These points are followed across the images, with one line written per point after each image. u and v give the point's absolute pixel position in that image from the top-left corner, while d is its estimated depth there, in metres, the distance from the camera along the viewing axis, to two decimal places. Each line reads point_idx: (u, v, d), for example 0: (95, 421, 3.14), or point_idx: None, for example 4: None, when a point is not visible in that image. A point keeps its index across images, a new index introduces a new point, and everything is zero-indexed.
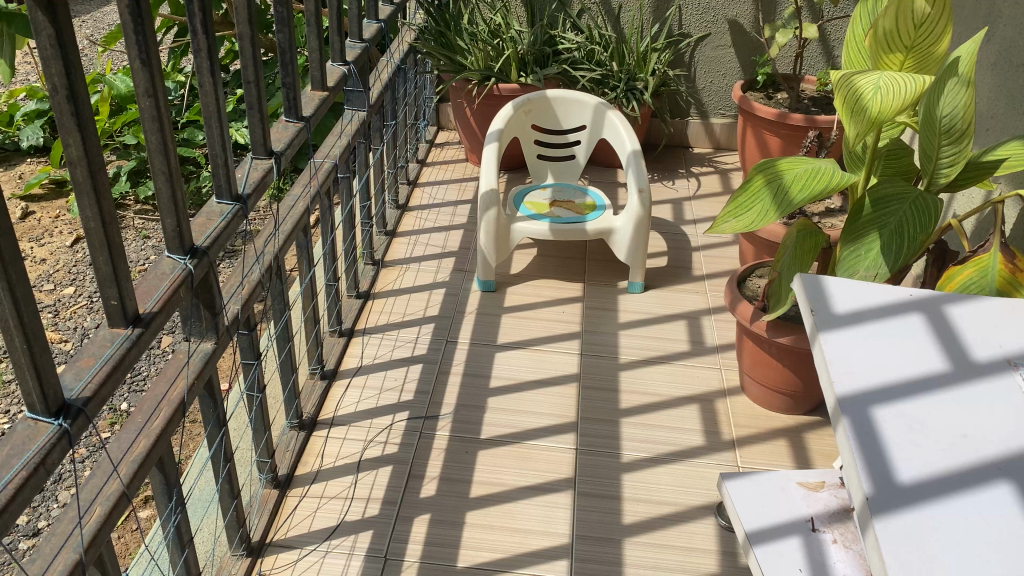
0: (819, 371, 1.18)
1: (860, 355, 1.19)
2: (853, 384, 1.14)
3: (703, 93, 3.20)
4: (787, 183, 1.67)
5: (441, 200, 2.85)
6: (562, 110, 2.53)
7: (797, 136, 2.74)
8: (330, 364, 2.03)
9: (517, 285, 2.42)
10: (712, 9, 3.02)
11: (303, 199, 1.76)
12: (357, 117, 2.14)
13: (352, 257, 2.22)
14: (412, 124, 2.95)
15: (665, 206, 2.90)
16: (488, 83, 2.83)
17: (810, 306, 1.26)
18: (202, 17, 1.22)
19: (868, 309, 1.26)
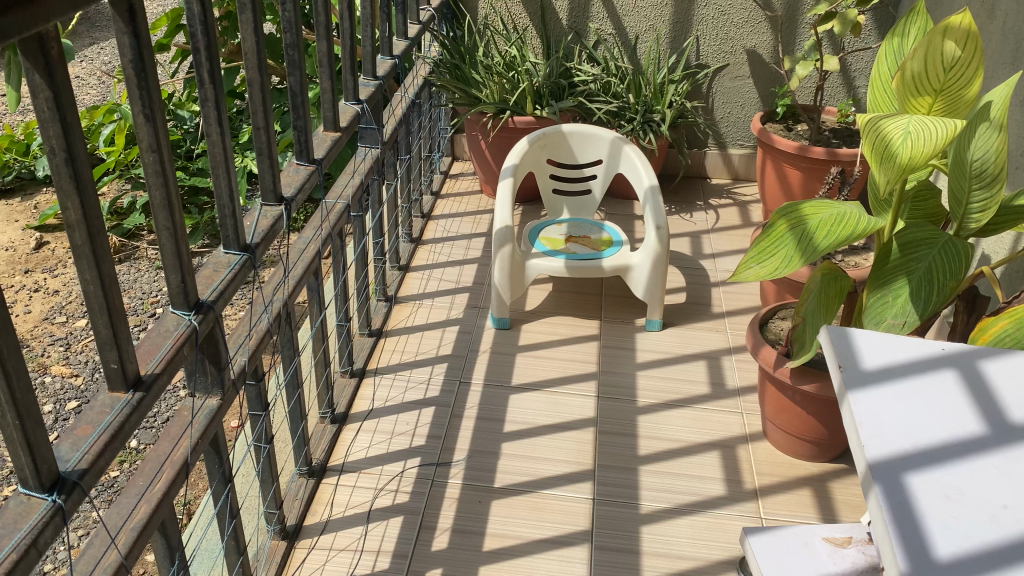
0: (848, 432, 1.12)
1: (892, 415, 1.13)
2: (886, 447, 1.08)
3: (721, 124, 3.16)
4: (811, 228, 1.62)
5: (456, 233, 2.82)
6: (579, 145, 2.49)
7: (818, 169, 2.69)
8: (341, 407, 1.99)
9: (533, 323, 2.37)
10: (730, 39, 2.99)
11: (314, 242, 1.72)
12: (370, 155, 2.11)
13: (365, 295, 2.18)
14: (426, 156, 2.93)
15: (683, 239, 2.85)
16: (503, 116, 2.80)
17: (838, 362, 1.20)
18: (209, 66, 1.20)
19: (899, 365, 1.20)
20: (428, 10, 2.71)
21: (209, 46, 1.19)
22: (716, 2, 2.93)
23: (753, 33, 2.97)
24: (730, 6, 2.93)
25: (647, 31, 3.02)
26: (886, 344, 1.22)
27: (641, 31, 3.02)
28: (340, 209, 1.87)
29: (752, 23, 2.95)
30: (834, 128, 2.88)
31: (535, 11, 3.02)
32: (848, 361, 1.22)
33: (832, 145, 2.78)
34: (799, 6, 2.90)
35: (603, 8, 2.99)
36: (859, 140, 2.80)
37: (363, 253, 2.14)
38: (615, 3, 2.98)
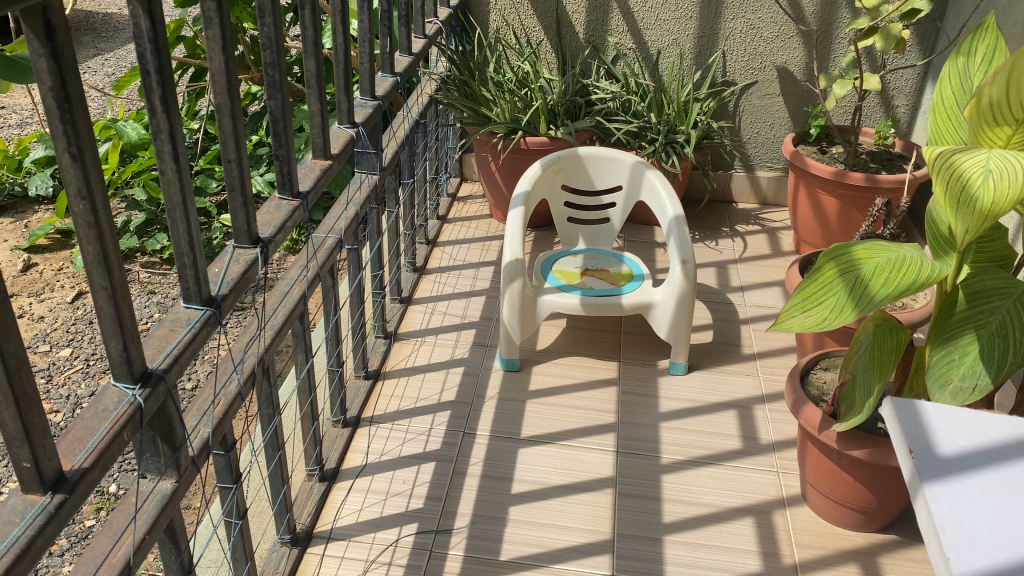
0: (926, 533, 1.00)
1: (974, 514, 1.01)
2: (973, 554, 0.96)
3: (748, 145, 2.96)
4: (864, 274, 1.41)
5: (463, 261, 2.62)
6: (596, 169, 2.29)
7: (856, 196, 2.49)
8: (331, 463, 1.79)
9: (545, 364, 2.16)
10: (759, 55, 2.79)
11: (298, 285, 1.53)
12: (369, 181, 1.92)
13: (361, 333, 1.98)
14: (432, 177, 2.74)
15: (708, 270, 2.64)
16: (514, 136, 2.61)
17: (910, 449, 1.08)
18: (163, 91, 1.00)
19: (976, 454, 1.08)
20: (435, 22, 2.53)
21: (164, 68, 0.99)
22: (745, 14, 2.73)
23: (784, 48, 2.77)
24: (760, 19, 2.73)
25: (670, 45, 2.82)
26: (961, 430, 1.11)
27: (664, 45, 2.82)
28: (332, 244, 1.67)
29: (783, 38, 2.75)
30: (871, 151, 2.67)
31: (550, 23, 2.83)
32: (918, 445, 1.10)
33: (870, 169, 2.57)
34: (834, 20, 2.70)
35: (622, 20, 2.80)
36: (899, 164, 2.60)
37: (360, 288, 1.95)
38: (636, 15, 2.78)
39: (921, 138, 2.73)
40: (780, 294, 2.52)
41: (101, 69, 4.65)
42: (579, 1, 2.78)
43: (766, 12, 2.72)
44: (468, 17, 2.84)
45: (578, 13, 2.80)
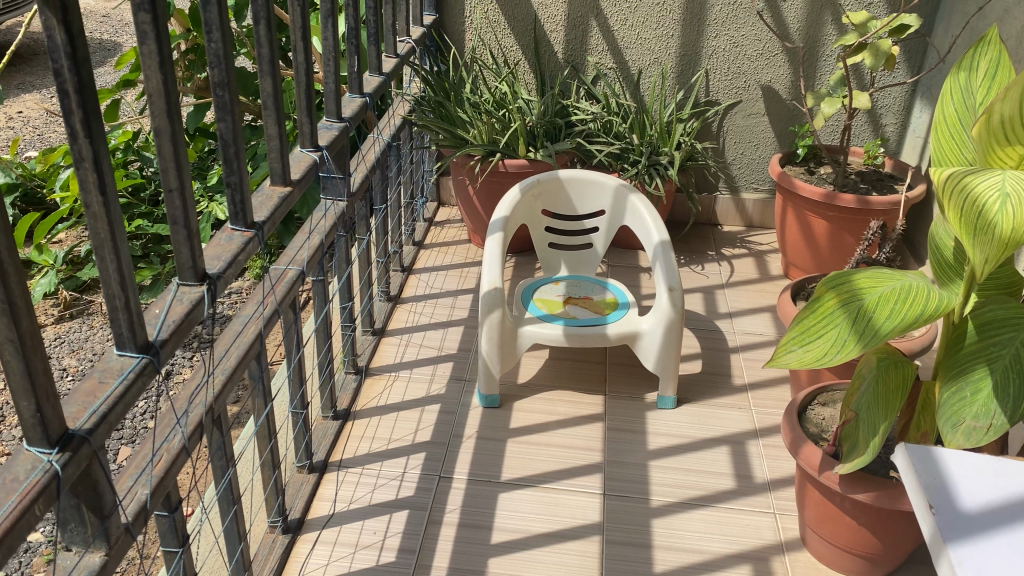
0: None
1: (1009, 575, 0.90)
2: None
3: (733, 166, 2.87)
4: (867, 305, 1.31)
5: (439, 290, 2.50)
6: (577, 193, 2.18)
7: (847, 219, 2.40)
8: (295, 513, 1.66)
9: (527, 399, 2.04)
10: (743, 73, 2.71)
11: (253, 322, 1.41)
12: (336, 209, 1.81)
13: (329, 370, 1.86)
14: (407, 202, 2.62)
15: (696, 296, 2.53)
16: (492, 159, 2.50)
17: (929, 503, 0.97)
18: (85, 114, 0.88)
19: (1003, 506, 0.98)
20: (407, 41, 2.43)
21: (84, 87, 0.87)
22: (728, 32, 2.65)
23: (769, 66, 2.69)
24: (744, 37, 2.65)
25: (652, 64, 2.73)
26: (982, 482, 1.01)
27: (645, 64, 2.73)
28: (295, 275, 1.54)
29: (768, 55, 2.67)
30: (860, 170, 2.60)
31: (527, 42, 2.73)
32: (938, 499, 0.99)
33: (860, 190, 2.50)
34: (820, 37, 2.62)
35: (602, 38, 2.71)
36: (890, 185, 2.53)
37: (327, 322, 1.83)
38: (616, 33, 2.69)
39: (910, 157, 2.65)
40: (770, 320, 2.42)
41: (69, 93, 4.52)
42: (557, 19, 2.69)
43: (749, 29, 2.64)
44: (443, 36, 2.75)
45: (557, 32, 2.71)
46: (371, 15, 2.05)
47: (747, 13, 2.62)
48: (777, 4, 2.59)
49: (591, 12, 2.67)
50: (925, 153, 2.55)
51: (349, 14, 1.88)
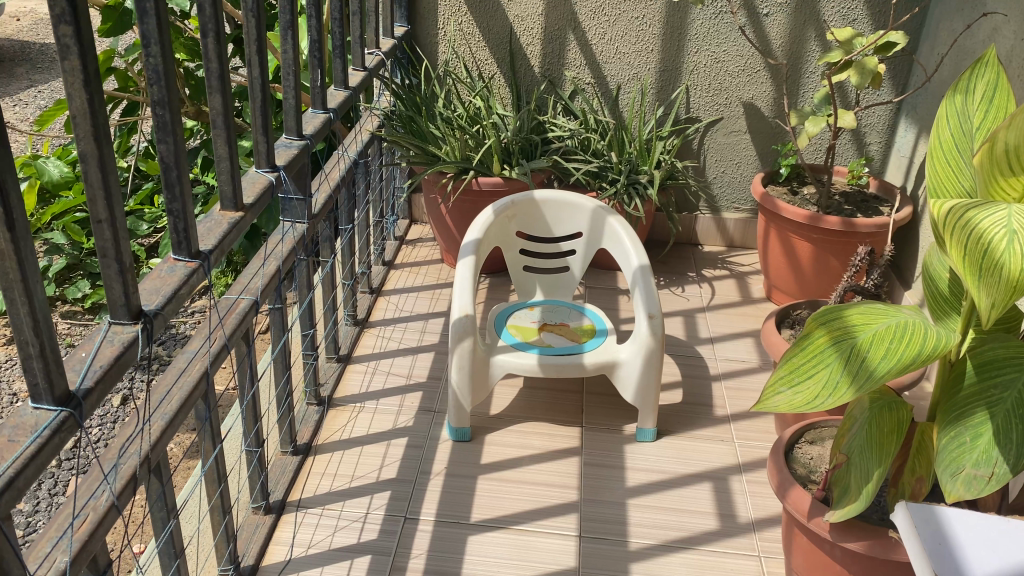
0: None
1: None
2: None
3: (714, 185, 2.79)
4: (860, 344, 1.23)
5: (409, 313, 2.40)
6: (553, 214, 2.08)
7: (832, 241, 2.32)
8: (247, 560, 1.55)
9: (500, 431, 1.94)
10: (724, 90, 2.64)
11: (199, 359, 1.30)
12: (296, 232, 1.71)
13: (289, 402, 1.76)
14: (376, 220, 2.52)
15: (676, 319, 2.45)
16: (465, 177, 2.40)
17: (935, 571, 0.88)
18: None
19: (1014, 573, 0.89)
20: (377, 54, 2.33)
21: None
22: (710, 47, 2.58)
23: (751, 83, 2.61)
24: (725, 52, 2.58)
25: (631, 79, 2.65)
26: (988, 545, 0.93)
27: (624, 79, 2.65)
28: (248, 304, 1.45)
29: (750, 72, 2.60)
30: (844, 191, 2.53)
31: (503, 56, 2.64)
32: (944, 566, 0.90)
33: (845, 211, 2.43)
34: (803, 53, 2.55)
35: (580, 53, 2.62)
36: (875, 207, 2.46)
37: (286, 351, 1.73)
38: (594, 48, 2.61)
39: (894, 177, 2.59)
40: (752, 346, 2.34)
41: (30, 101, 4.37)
42: (534, 32, 2.61)
43: (731, 45, 2.57)
44: (415, 49, 2.65)
45: (533, 46, 2.63)
46: (336, 27, 1.95)
47: (729, 28, 2.54)
48: (760, 20, 2.52)
49: (569, 25, 2.58)
50: (910, 173, 2.48)
51: (312, 26, 1.78)
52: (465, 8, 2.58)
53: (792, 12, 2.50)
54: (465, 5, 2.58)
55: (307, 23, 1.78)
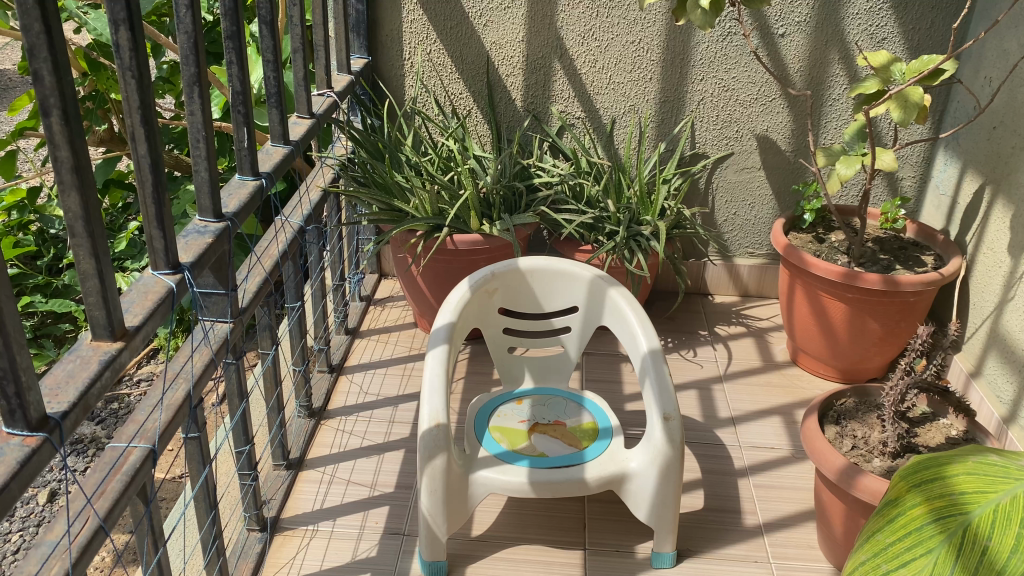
0: None
1: None
2: None
3: (724, 228, 2.45)
4: (975, 525, 0.95)
5: (376, 396, 2.04)
6: (542, 287, 1.73)
7: (871, 301, 1.97)
8: None
9: (484, 560, 1.59)
10: (734, 121, 2.30)
11: (58, 558, 0.95)
12: (217, 335, 1.35)
13: (216, 547, 1.40)
14: (337, 284, 2.16)
15: (689, 393, 2.09)
16: (438, 234, 2.04)
17: None
18: None
19: None
20: (328, 95, 1.97)
21: None
22: (717, 73, 2.23)
23: (765, 113, 2.28)
24: (735, 79, 2.24)
25: (627, 112, 2.31)
26: None
27: (618, 112, 2.31)
28: (143, 453, 1.10)
29: (764, 100, 2.26)
30: (877, 236, 2.20)
31: (479, 89, 2.30)
32: None
33: (880, 262, 2.10)
34: (825, 79, 2.23)
35: (567, 83, 2.28)
36: (915, 257, 2.11)
37: (210, 486, 1.37)
38: (583, 77, 2.27)
39: (933, 218, 2.25)
40: (781, 426, 1.99)
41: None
42: (514, 62, 2.26)
43: (742, 71, 2.22)
44: (378, 83, 2.30)
45: (514, 76, 2.28)
46: (269, 70, 1.58)
47: (739, 51, 2.20)
48: (774, 41, 2.19)
49: (554, 52, 2.24)
50: (953, 215, 2.15)
51: (232, 75, 1.39)
52: (434, 35, 2.23)
53: (812, 33, 2.18)
54: (434, 32, 2.23)
55: (227, 71, 1.40)
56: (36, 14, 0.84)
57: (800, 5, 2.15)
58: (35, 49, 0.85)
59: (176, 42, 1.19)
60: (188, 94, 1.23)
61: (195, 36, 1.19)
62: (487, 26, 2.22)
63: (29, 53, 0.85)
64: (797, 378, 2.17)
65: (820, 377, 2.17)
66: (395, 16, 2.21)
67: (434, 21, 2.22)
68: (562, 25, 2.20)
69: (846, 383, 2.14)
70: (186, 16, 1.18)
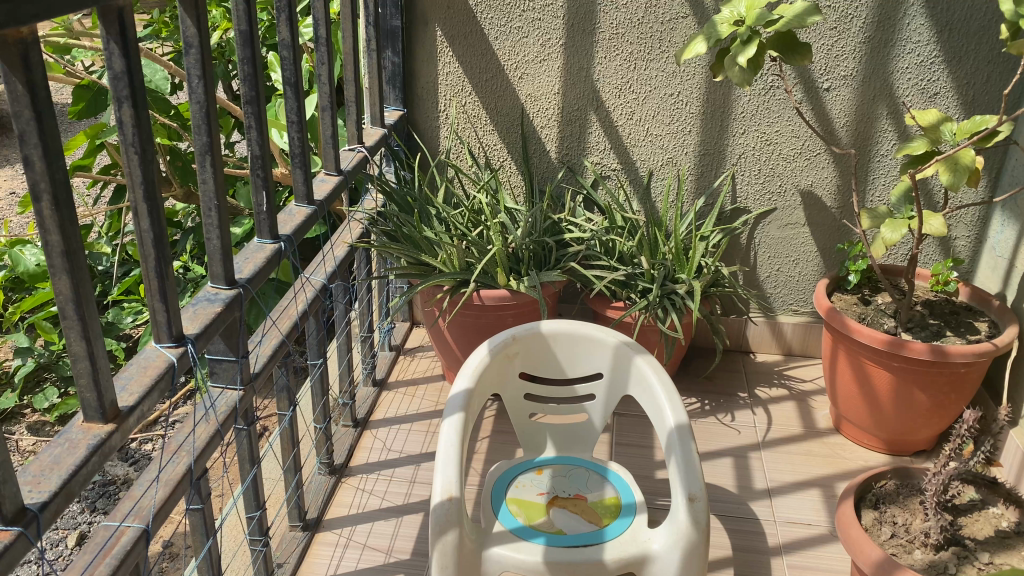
0: None
1: None
2: None
3: (766, 284, 2.36)
4: None
5: (398, 454, 1.99)
6: (566, 352, 1.67)
7: (918, 371, 1.86)
8: None
9: None
10: (777, 176, 2.22)
11: None
12: (224, 405, 1.33)
13: None
14: (365, 337, 2.13)
15: (724, 460, 2.01)
16: (465, 290, 2.00)
17: None
18: None
19: None
20: (359, 150, 1.96)
21: None
22: (759, 127, 2.16)
23: (809, 168, 2.19)
24: (778, 133, 2.16)
25: (665, 165, 2.25)
26: None
27: (655, 165, 2.25)
28: (135, 533, 1.08)
29: (808, 155, 2.18)
30: (927, 299, 2.09)
31: (514, 140, 2.27)
32: None
33: (929, 327, 2.00)
34: (873, 134, 2.14)
35: (603, 135, 2.23)
36: (968, 324, 2.00)
37: (213, 558, 1.34)
38: (620, 130, 2.22)
39: (988, 281, 2.14)
40: (820, 501, 1.89)
41: (18, 158, 4.06)
42: (549, 114, 2.23)
43: (785, 124, 2.15)
44: (412, 135, 2.29)
45: (549, 128, 2.24)
46: (293, 132, 1.57)
47: (782, 105, 2.13)
48: (819, 95, 2.12)
49: (591, 104, 2.20)
50: (1010, 280, 2.03)
51: (251, 139, 1.38)
52: (469, 87, 2.22)
53: (859, 87, 2.10)
54: (469, 83, 2.21)
55: (245, 135, 1.39)
56: (26, 101, 0.82)
57: (846, 58, 2.07)
58: (25, 136, 0.83)
59: (189, 113, 1.19)
60: (200, 164, 1.21)
61: (207, 107, 1.18)
62: (523, 78, 2.19)
63: (19, 140, 0.83)
64: (840, 448, 2.06)
65: (864, 447, 2.06)
66: (431, 68, 2.21)
67: (470, 73, 2.20)
68: (598, 77, 2.16)
69: (892, 454, 2.03)
70: (198, 87, 1.17)
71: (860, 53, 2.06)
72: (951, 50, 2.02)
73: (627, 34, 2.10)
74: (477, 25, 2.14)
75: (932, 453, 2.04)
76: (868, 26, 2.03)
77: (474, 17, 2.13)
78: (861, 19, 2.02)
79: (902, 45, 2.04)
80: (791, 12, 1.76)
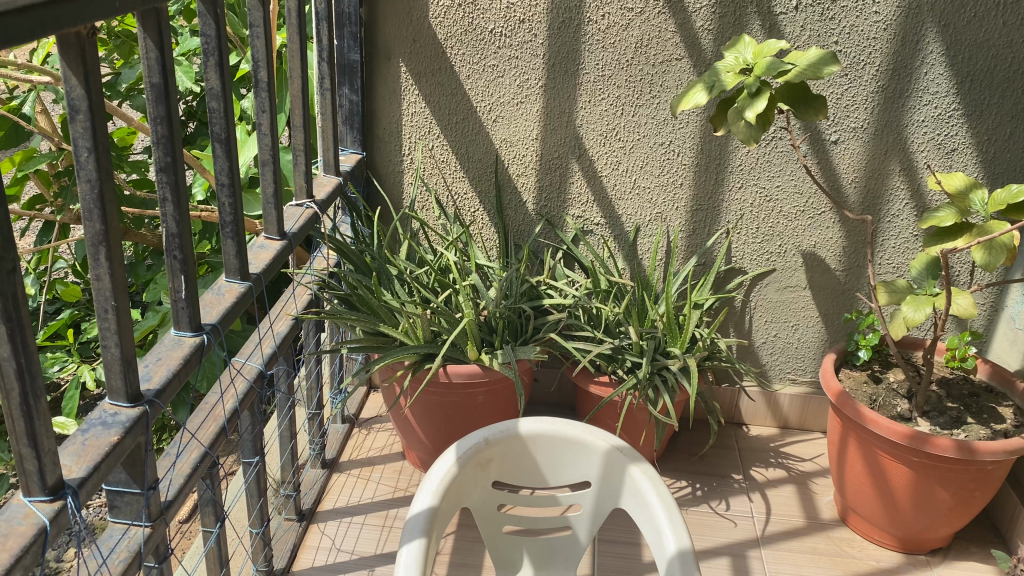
0: None
1: None
2: None
3: (762, 351, 2.15)
4: None
5: (349, 554, 1.74)
6: (548, 456, 1.43)
7: (941, 466, 1.65)
8: None
9: None
10: (777, 235, 2.00)
11: None
12: (124, 550, 1.06)
13: None
14: (315, 413, 1.87)
15: (721, 560, 1.78)
16: (430, 366, 1.75)
17: None
18: None
19: None
20: (307, 206, 1.70)
21: None
22: (759, 181, 1.95)
23: (813, 227, 1.98)
24: (780, 188, 1.95)
25: (653, 219, 2.02)
26: None
27: (643, 220, 2.03)
28: None
29: (811, 213, 1.96)
30: (943, 377, 1.89)
31: (487, 188, 2.03)
32: None
33: (948, 412, 1.79)
34: (882, 191, 1.94)
35: (586, 186, 2.00)
36: (991, 409, 1.79)
37: None
38: (604, 180, 1.99)
39: (1007, 355, 1.94)
40: None
41: None
42: (526, 161, 1.99)
43: (787, 179, 1.93)
44: (372, 182, 2.04)
45: (526, 176, 2.01)
46: (224, 196, 1.31)
47: (785, 158, 1.91)
48: (825, 148, 1.91)
49: (572, 152, 1.97)
50: None
51: (166, 214, 1.12)
52: (437, 129, 1.97)
53: (869, 140, 1.89)
54: (437, 125, 1.97)
55: (159, 209, 1.13)
56: None
57: (857, 109, 1.86)
58: None
59: (77, 193, 0.92)
60: (93, 257, 0.95)
61: (100, 186, 0.92)
62: (498, 122, 1.95)
63: None
64: (847, 545, 1.85)
65: (875, 543, 1.85)
66: (394, 108, 1.96)
67: (438, 114, 1.95)
68: (582, 123, 1.93)
69: (906, 553, 1.81)
70: (87, 162, 0.91)
71: (872, 104, 1.85)
72: (972, 103, 1.82)
73: (614, 76, 1.87)
74: (447, 62, 1.89)
75: (949, 551, 1.83)
76: (882, 75, 1.82)
77: (444, 52, 1.88)
78: (875, 66, 1.81)
79: (919, 96, 1.83)
80: (805, 61, 1.53)
